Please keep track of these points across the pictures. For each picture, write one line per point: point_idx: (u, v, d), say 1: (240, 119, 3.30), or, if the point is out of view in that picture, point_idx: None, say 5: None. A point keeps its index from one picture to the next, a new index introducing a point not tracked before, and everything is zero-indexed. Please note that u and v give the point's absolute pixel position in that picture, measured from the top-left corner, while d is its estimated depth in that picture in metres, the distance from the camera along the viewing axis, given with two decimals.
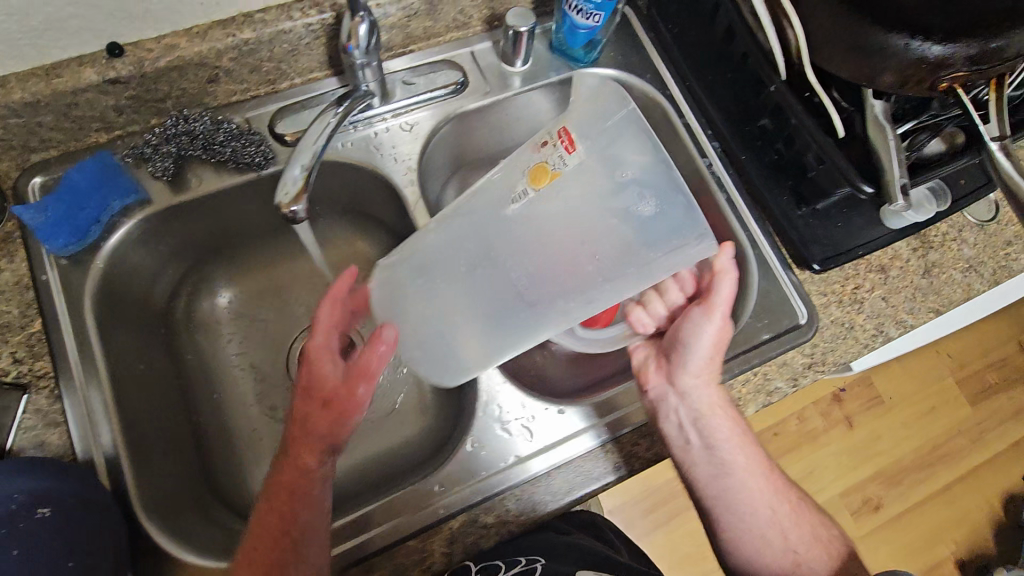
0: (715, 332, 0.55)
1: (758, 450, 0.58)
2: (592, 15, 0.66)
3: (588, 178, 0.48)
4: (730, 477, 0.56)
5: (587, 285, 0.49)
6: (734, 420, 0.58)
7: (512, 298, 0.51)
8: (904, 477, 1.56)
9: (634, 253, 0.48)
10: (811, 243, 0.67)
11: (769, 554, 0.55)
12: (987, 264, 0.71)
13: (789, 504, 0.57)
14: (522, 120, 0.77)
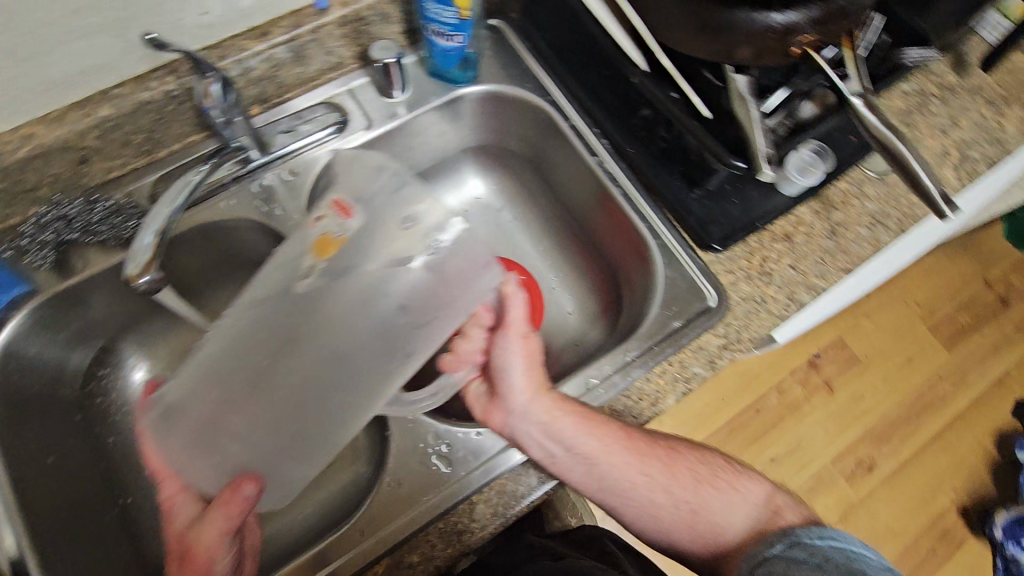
0: (528, 351, 0.56)
1: (605, 422, 0.56)
2: (454, 36, 0.67)
3: (372, 239, 0.48)
4: (599, 466, 0.55)
5: (407, 341, 0.49)
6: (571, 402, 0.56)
7: (332, 376, 0.49)
8: (895, 432, 1.52)
9: (440, 298, 0.49)
10: (709, 223, 0.67)
11: (666, 516, 0.56)
12: (890, 215, 0.72)
13: (662, 459, 0.57)
14: (413, 147, 0.78)
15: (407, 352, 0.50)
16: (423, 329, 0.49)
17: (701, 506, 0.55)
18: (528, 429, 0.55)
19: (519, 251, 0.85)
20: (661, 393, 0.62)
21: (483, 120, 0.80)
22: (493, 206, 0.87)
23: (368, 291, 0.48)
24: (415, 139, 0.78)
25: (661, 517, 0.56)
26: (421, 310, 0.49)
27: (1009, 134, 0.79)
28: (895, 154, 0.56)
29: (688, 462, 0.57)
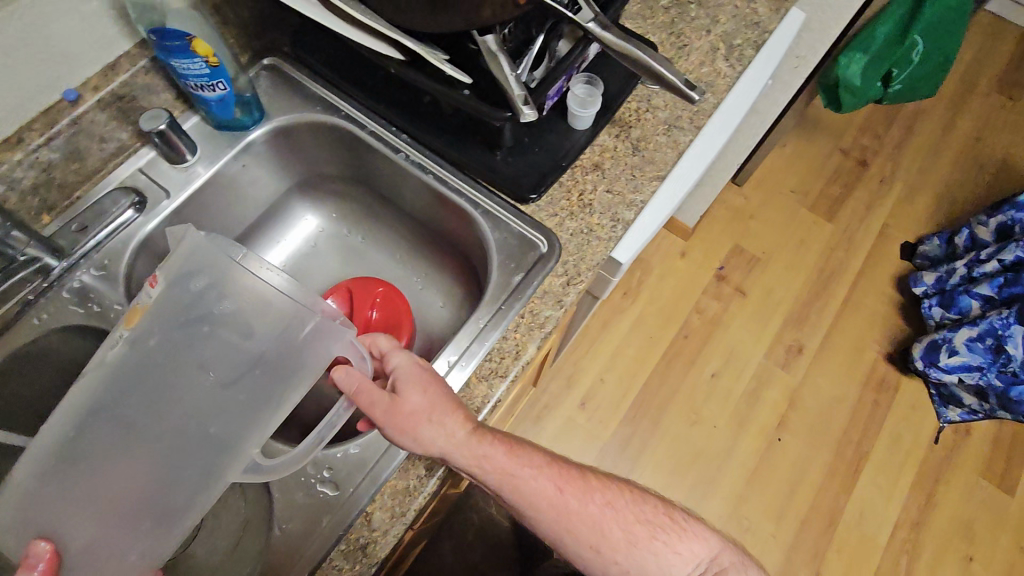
0: (403, 416, 0.54)
1: (535, 474, 0.63)
2: (215, 85, 0.67)
3: (200, 314, 0.52)
4: (529, 511, 0.63)
5: (245, 406, 0.51)
6: (491, 452, 0.59)
7: (173, 457, 0.49)
8: (811, 310, 1.64)
9: (277, 360, 0.52)
10: (518, 177, 0.70)
11: (598, 569, 0.65)
12: (682, 116, 0.77)
13: (593, 517, 0.64)
14: (230, 202, 0.78)
15: (245, 419, 0.51)
16: (260, 391, 0.51)
17: (633, 565, 0.65)
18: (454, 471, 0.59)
19: (380, 266, 0.86)
20: (520, 345, 0.64)
21: (290, 154, 0.80)
22: (340, 234, 0.87)
23: (199, 366, 0.51)
24: (235, 193, 0.78)
25: (588, 564, 0.65)
26: (257, 374, 0.51)
27: (764, 15, 0.85)
28: (636, 61, 0.61)
29: (627, 519, 0.66)
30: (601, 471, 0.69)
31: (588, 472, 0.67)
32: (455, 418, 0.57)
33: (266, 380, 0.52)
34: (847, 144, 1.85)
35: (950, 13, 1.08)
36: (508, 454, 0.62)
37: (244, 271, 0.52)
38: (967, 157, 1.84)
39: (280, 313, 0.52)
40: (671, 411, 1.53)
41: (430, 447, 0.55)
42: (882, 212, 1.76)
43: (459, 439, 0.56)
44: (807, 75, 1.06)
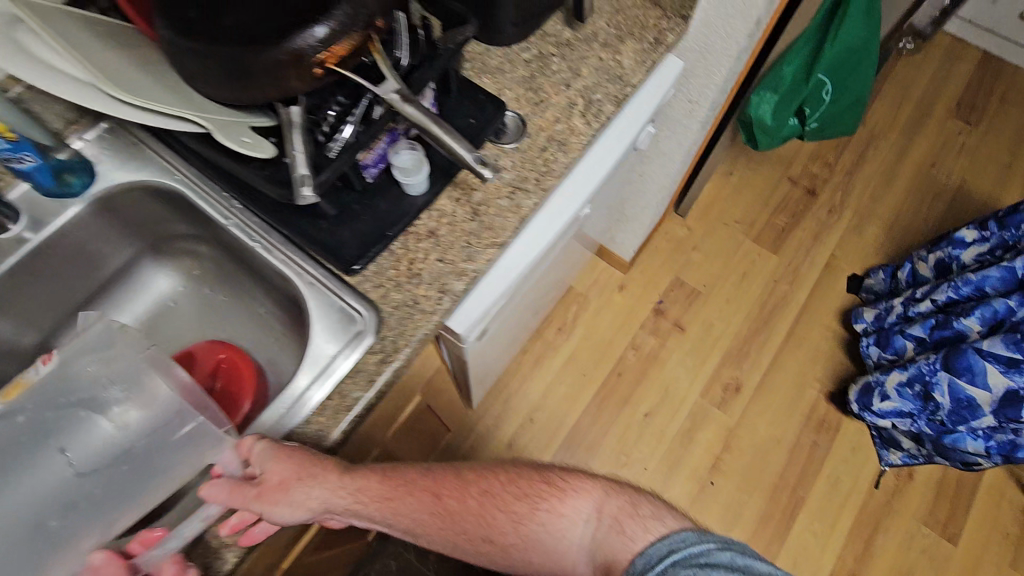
0: (272, 490, 0.58)
1: (411, 490, 0.66)
2: (22, 156, 0.64)
3: (89, 398, 0.60)
4: (423, 532, 0.66)
5: (99, 497, 0.58)
6: (368, 483, 0.64)
7: (19, 530, 0.55)
8: (750, 347, 1.59)
9: (140, 458, 0.60)
10: (340, 247, 0.67)
11: (504, 556, 0.66)
12: (528, 178, 0.74)
13: (476, 512, 0.66)
14: (73, 266, 0.76)
15: (92, 509, 0.58)
16: (115, 482, 0.59)
17: (526, 539, 0.65)
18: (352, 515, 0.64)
19: (238, 325, 0.84)
20: (324, 428, 0.63)
21: (135, 215, 0.78)
22: (201, 292, 0.86)
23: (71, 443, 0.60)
24: (80, 254, 0.76)
25: (493, 559, 0.67)
26: (120, 464, 0.59)
27: (628, 67, 0.81)
28: (441, 142, 0.60)
29: (500, 494, 0.67)
30: (478, 464, 0.70)
31: (464, 468, 0.69)
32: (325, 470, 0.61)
33: (128, 476, 0.59)
34: (797, 172, 1.80)
35: (854, 53, 1.04)
36: (384, 478, 0.66)
37: (138, 373, 0.60)
38: (922, 184, 1.78)
39: (157, 412, 0.60)
40: (602, 452, 1.49)
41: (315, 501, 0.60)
42: (831, 243, 1.71)
43: (331, 483, 0.61)
44: (704, 120, 1.02)
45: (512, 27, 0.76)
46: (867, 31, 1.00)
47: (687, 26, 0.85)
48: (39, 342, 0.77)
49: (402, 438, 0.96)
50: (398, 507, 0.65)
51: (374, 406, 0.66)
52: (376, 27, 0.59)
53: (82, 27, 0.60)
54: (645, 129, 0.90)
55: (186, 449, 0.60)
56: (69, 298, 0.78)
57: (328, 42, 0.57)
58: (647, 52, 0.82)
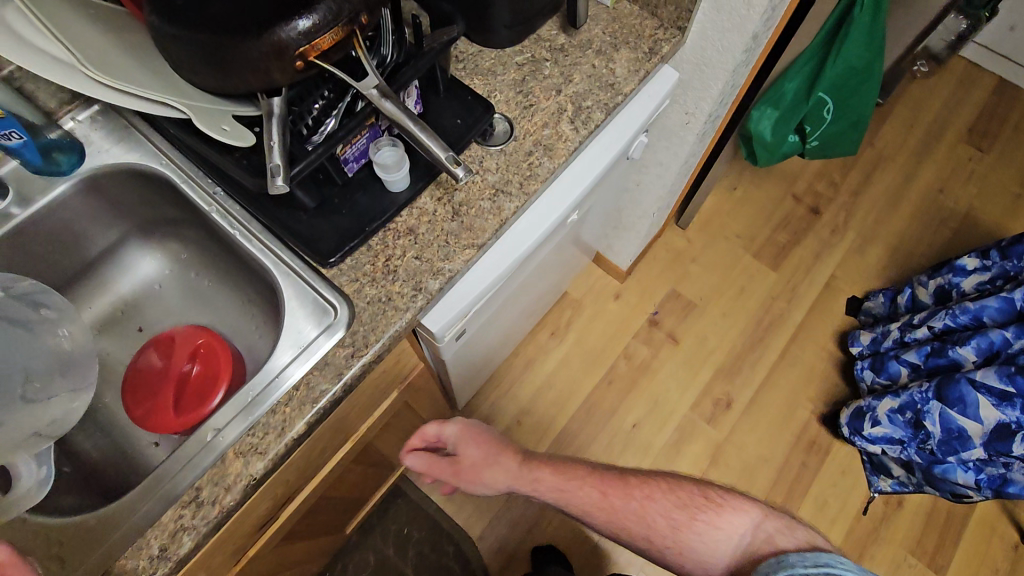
0: (470, 470, 0.81)
1: (581, 483, 0.81)
2: (9, 134, 0.65)
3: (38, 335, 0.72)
4: (594, 519, 0.79)
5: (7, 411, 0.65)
6: (541, 475, 0.81)
7: None
8: (743, 363, 1.58)
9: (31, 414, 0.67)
10: (318, 240, 0.67)
11: (662, 549, 0.77)
12: (512, 181, 0.74)
13: (638, 512, 0.78)
14: (60, 243, 0.77)
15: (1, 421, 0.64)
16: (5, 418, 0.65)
17: (681, 544, 0.76)
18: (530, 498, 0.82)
19: (220, 312, 0.85)
20: (287, 419, 0.61)
21: (121, 197, 0.78)
22: (187, 277, 0.87)
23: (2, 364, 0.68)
24: (66, 233, 0.77)
25: (648, 552, 0.78)
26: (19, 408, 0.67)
27: (620, 76, 0.81)
28: (418, 141, 0.60)
29: (664, 499, 0.79)
30: (643, 474, 0.82)
31: (630, 475, 0.81)
32: (505, 457, 0.82)
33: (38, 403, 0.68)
34: (802, 189, 1.78)
35: (856, 74, 1.02)
36: (569, 473, 0.82)
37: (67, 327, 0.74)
38: (930, 209, 1.75)
39: (75, 376, 0.72)
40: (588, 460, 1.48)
41: (499, 478, 0.80)
42: (832, 262, 1.69)
43: (509, 463, 0.82)
44: (701, 132, 1.01)
45: (505, 29, 0.76)
46: (870, 53, 0.98)
47: (683, 38, 0.85)
48: None
49: (380, 433, 0.96)
50: (566, 496, 0.80)
51: (342, 401, 0.66)
52: (360, 23, 0.59)
53: (70, 10, 0.61)
54: (637, 140, 0.90)
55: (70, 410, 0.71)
56: (54, 273, 0.79)
57: (309, 36, 0.57)
58: (642, 61, 0.82)
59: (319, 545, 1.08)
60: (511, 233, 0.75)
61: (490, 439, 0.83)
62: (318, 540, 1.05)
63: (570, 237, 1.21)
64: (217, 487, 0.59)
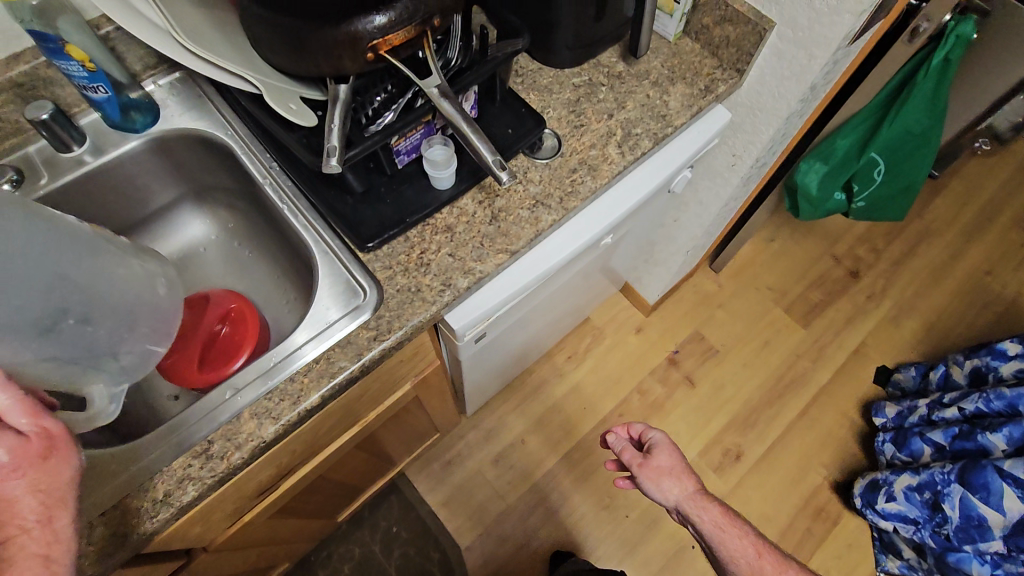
0: (652, 470, 0.86)
1: (742, 536, 0.78)
2: (96, 87, 0.71)
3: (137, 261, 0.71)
4: (735, 572, 0.76)
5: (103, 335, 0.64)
6: (711, 509, 0.81)
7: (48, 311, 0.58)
8: (758, 417, 1.54)
9: (124, 342, 0.66)
10: (359, 223, 0.70)
11: None
12: (553, 195, 0.75)
13: None
14: (122, 193, 0.82)
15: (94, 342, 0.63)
16: (98, 339, 0.63)
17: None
18: (690, 528, 0.83)
19: (256, 282, 0.88)
20: (303, 390, 0.63)
21: (184, 160, 0.83)
22: (231, 244, 0.91)
23: (116, 284, 0.66)
24: (129, 185, 0.82)
25: None
26: (112, 332, 0.65)
27: (673, 108, 0.82)
28: (468, 141, 0.62)
29: None
30: (808, 566, 0.76)
31: (792, 559, 0.76)
32: (687, 479, 0.85)
33: (129, 338, 0.67)
34: (842, 251, 1.75)
35: (912, 139, 1.02)
36: (735, 525, 0.80)
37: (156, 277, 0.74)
38: (974, 289, 1.70)
39: (157, 326, 0.71)
40: (585, 489, 1.46)
41: (669, 492, 0.84)
42: (864, 328, 1.65)
43: (688, 486, 0.84)
44: (747, 175, 1.02)
45: (567, 50, 0.81)
46: (930, 120, 0.98)
47: (741, 80, 0.86)
48: None
49: (386, 426, 0.97)
50: (725, 540, 0.78)
51: (358, 381, 0.67)
52: (432, 25, 0.63)
53: None
54: (681, 173, 0.92)
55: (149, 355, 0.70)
56: (113, 222, 0.84)
57: (384, 31, 0.60)
58: (695, 97, 0.83)
59: (309, 526, 1.09)
60: (546, 245, 0.77)
61: (681, 458, 0.88)
62: (309, 520, 1.07)
63: (601, 262, 1.22)
64: (228, 443, 0.61)
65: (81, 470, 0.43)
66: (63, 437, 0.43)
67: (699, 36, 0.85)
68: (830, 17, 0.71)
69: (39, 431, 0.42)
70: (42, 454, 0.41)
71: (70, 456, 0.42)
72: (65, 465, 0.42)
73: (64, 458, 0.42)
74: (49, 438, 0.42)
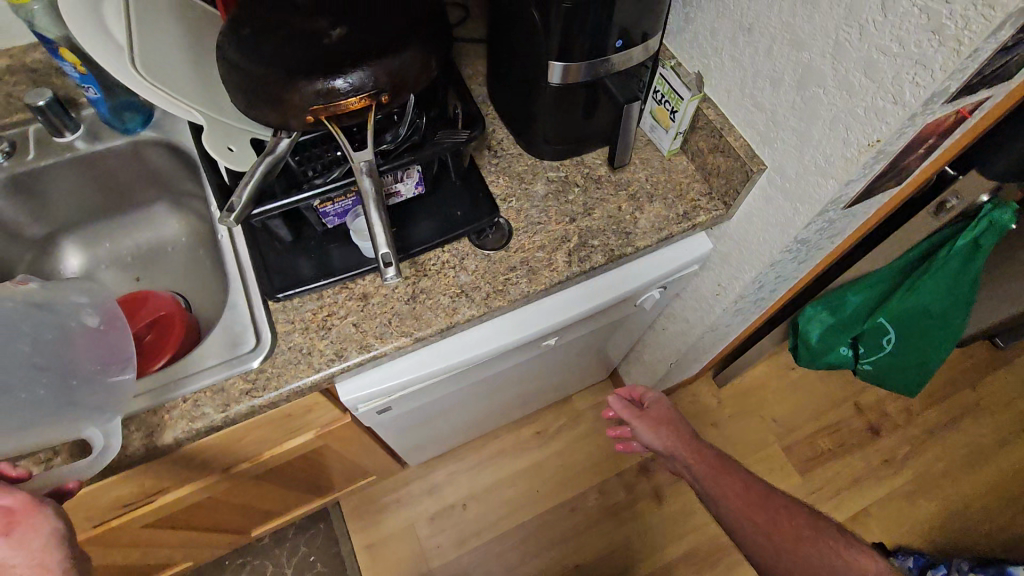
0: (649, 419, 0.89)
1: (731, 470, 0.80)
2: (88, 88, 0.75)
3: (54, 310, 0.61)
4: (724, 501, 0.77)
5: (51, 394, 0.57)
6: (704, 450, 0.83)
7: None
8: (721, 558, 1.40)
9: (65, 394, 0.58)
10: (274, 274, 0.69)
11: (784, 550, 0.70)
12: (480, 288, 0.72)
13: (769, 511, 0.74)
14: (104, 183, 0.85)
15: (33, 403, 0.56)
16: (16, 409, 0.54)
17: (804, 555, 0.69)
18: (681, 470, 0.84)
19: (201, 291, 0.89)
20: (162, 425, 0.63)
21: (166, 166, 0.86)
22: (195, 250, 0.93)
23: (20, 337, 0.57)
24: (111, 178, 0.85)
25: (766, 558, 0.71)
26: (41, 386, 0.57)
27: (640, 228, 0.77)
28: (370, 222, 0.61)
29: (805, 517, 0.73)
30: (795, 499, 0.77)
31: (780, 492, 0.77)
32: (681, 428, 0.88)
33: (82, 385, 0.59)
34: (868, 401, 1.58)
35: (927, 315, 0.92)
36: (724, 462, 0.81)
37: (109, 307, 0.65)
38: (1014, 488, 1.47)
39: (115, 356, 0.62)
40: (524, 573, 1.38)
41: (664, 437, 0.87)
42: (869, 495, 1.47)
43: (681, 431, 0.87)
44: (731, 308, 0.93)
45: (547, 144, 0.78)
46: (950, 300, 0.90)
47: (728, 213, 0.79)
48: (44, 233, 0.86)
49: (297, 465, 0.96)
50: (714, 474, 0.80)
51: (224, 428, 0.66)
52: (380, 100, 0.62)
53: (167, 5, 0.68)
54: (648, 292, 0.85)
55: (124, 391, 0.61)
56: (92, 207, 0.87)
57: (330, 96, 0.60)
58: (669, 222, 0.78)
59: (211, 537, 1.08)
60: (466, 335, 0.74)
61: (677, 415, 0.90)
62: (210, 531, 1.06)
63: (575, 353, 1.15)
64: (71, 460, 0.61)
65: (65, 523, 0.50)
66: (25, 508, 0.48)
67: (694, 157, 0.80)
68: (817, 177, 0.64)
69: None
70: (4, 532, 0.46)
71: (36, 522, 0.48)
72: (41, 528, 0.48)
73: (34, 528, 0.48)
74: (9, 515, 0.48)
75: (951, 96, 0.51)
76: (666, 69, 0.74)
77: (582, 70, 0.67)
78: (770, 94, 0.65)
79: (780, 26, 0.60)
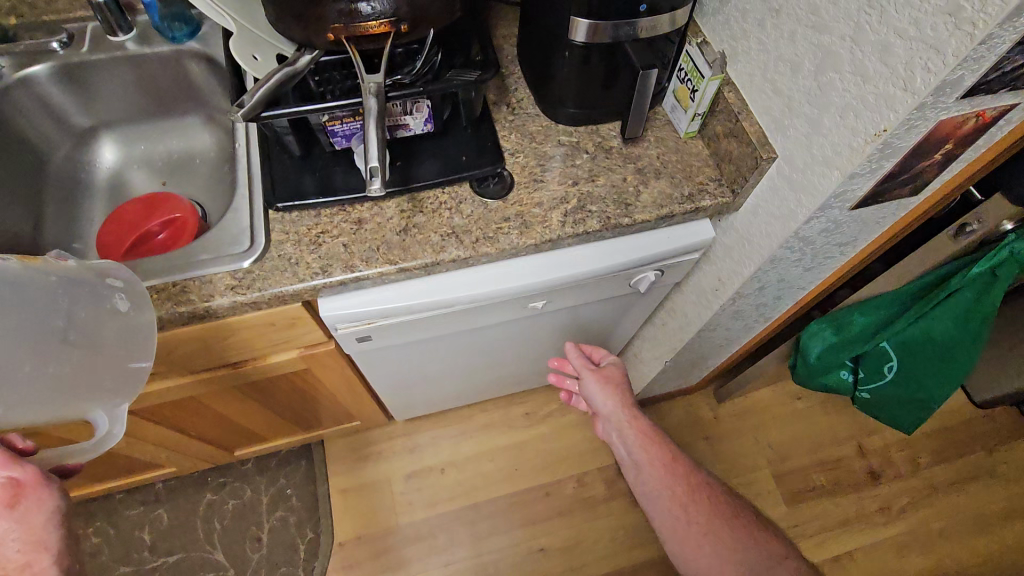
0: (601, 376, 0.85)
1: (663, 448, 0.79)
2: None
3: (86, 290, 0.57)
4: (644, 473, 0.77)
5: (77, 379, 0.55)
6: (643, 422, 0.80)
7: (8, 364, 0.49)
8: None
9: (92, 378, 0.56)
10: (279, 186, 0.72)
11: (683, 525, 0.72)
12: (471, 232, 0.73)
13: (685, 487, 0.75)
14: (145, 86, 0.91)
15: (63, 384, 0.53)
16: (41, 391, 0.51)
17: (710, 530, 0.71)
18: (614, 435, 0.82)
19: (215, 202, 0.93)
20: None
21: (204, 81, 0.91)
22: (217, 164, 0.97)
23: (61, 313, 0.54)
24: (153, 83, 0.91)
25: (668, 532, 0.73)
26: (70, 369, 0.54)
27: (641, 201, 0.76)
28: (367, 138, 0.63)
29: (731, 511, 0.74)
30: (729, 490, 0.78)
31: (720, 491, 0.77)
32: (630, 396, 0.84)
33: (106, 373, 0.58)
34: (873, 444, 1.51)
35: (932, 343, 0.89)
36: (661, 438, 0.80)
37: (139, 292, 0.63)
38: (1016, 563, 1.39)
39: (137, 345, 0.61)
40: (487, 545, 1.38)
41: (609, 399, 0.83)
42: (856, 540, 1.41)
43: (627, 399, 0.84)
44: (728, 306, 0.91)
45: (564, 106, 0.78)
46: (960, 332, 0.86)
47: (734, 202, 0.77)
48: (87, 123, 0.92)
49: (280, 388, 0.99)
50: (645, 449, 0.78)
51: (206, 319, 0.69)
52: (399, 29, 0.63)
53: None
54: (643, 274, 0.84)
55: (134, 382, 0.61)
56: (132, 107, 0.93)
57: (353, 15, 0.61)
58: (671, 201, 0.77)
59: (194, 445, 1.13)
60: (448, 276, 0.75)
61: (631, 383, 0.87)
62: (193, 440, 1.11)
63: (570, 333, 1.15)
64: None
65: (67, 503, 0.48)
66: (34, 483, 0.46)
67: (710, 142, 0.79)
68: (822, 168, 0.63)
69: (7, 481, 0.45)
70: (9, 506, 0.44)
71: (42, 498, 0.46)
72: (45, 505, 0.46)
73: (39, 504, 0.46)
74: (16, 487, 0.45)
75: (964, 91, 0.49)
76: (692, 47, 0.74)
77: (607, 30, 0.66)
78: (791, 79, 0.63)
79: (807, 8, 0.58)
